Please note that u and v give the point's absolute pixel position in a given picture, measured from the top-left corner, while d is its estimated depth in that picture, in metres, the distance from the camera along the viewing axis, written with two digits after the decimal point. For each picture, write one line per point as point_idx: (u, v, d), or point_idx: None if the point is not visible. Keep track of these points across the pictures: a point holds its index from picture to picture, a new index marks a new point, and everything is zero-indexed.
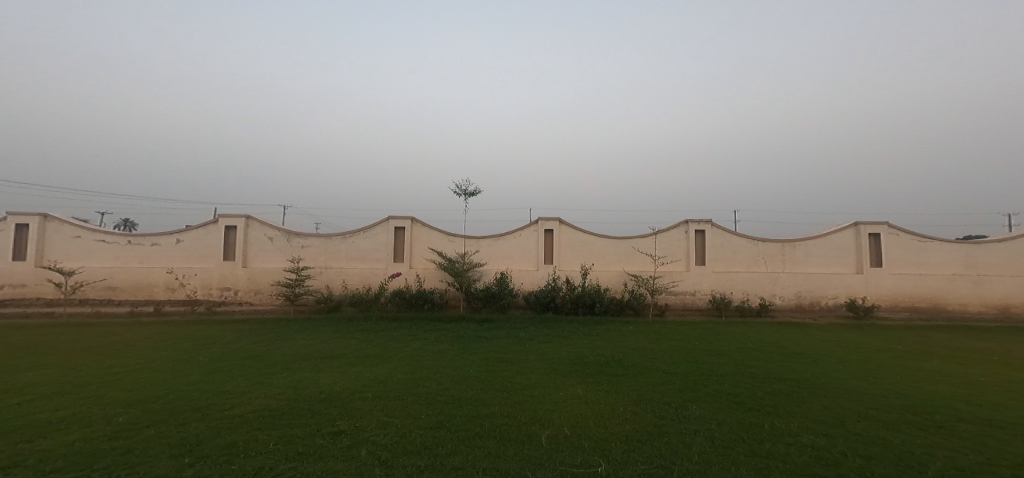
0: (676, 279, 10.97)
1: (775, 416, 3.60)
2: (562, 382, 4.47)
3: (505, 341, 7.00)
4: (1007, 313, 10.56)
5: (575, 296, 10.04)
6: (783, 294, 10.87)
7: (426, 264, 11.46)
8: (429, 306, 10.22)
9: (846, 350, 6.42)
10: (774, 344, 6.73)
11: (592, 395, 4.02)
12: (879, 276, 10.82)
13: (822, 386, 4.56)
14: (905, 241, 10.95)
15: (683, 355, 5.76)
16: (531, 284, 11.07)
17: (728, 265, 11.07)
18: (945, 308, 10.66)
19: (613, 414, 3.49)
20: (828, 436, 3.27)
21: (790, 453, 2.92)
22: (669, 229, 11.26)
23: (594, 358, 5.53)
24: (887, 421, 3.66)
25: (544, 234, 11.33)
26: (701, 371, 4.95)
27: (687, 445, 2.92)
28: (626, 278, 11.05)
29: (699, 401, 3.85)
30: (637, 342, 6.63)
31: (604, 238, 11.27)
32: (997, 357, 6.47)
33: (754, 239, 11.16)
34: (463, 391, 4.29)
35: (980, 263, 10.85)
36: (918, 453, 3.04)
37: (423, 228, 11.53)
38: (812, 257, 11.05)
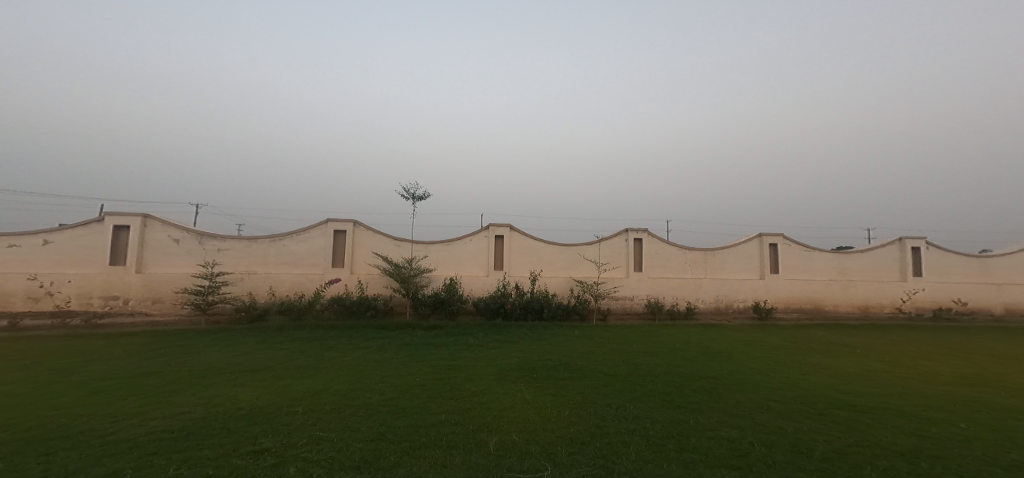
0: (617, 285, 11.60)
1: (699, 412, 3.98)
2: (509, 388, 4.53)
3: (453, 348, 6.90)
4: (867, 312, 12.62)
5: (523, 302, 10.22)
6: (705, 298, 11.97)
7: (369, 270, 10.92)
8: (372, 313, 9.78)
9: (755, 348, 7.26)
10: (700, 344, 7.40)
11: (539, 399, 4.13)
12: (778, 282, 12.37)
13: (738, 382, 5.12)
14: (799, 251, 12.66)
15: (623, 357, 6.12)
16: (479, 290, 11.04)
17: (661, 271, 11.94)
18: (824, 309, 12.46)
19: (559, 417, 3.62)
20: (740, 428, 3.70)
21: (712, 447, 3.25)
22: (611, 238, 11.89)
23: (541, 363, 5.67)
24: (787, 412, 4.22)
25: (495, 240, 11.38)
26: (639, 372, 5.29)
27: (625, 444, 3.13)
28: (572, 284, 11.44)
29: (636, 402, 4.13)
30: (582, 346, 6.91)
31: (551, 245, 11.59)
32: (861, 350, 7.74)
33: (683, 247, 12.18)
34: (407, 400, 4.17)
35: (849, 270, 12.81)
36: (806, 439, 3.55)
37: (367, 231, 11.01)
38: (728, 265, 12.31)
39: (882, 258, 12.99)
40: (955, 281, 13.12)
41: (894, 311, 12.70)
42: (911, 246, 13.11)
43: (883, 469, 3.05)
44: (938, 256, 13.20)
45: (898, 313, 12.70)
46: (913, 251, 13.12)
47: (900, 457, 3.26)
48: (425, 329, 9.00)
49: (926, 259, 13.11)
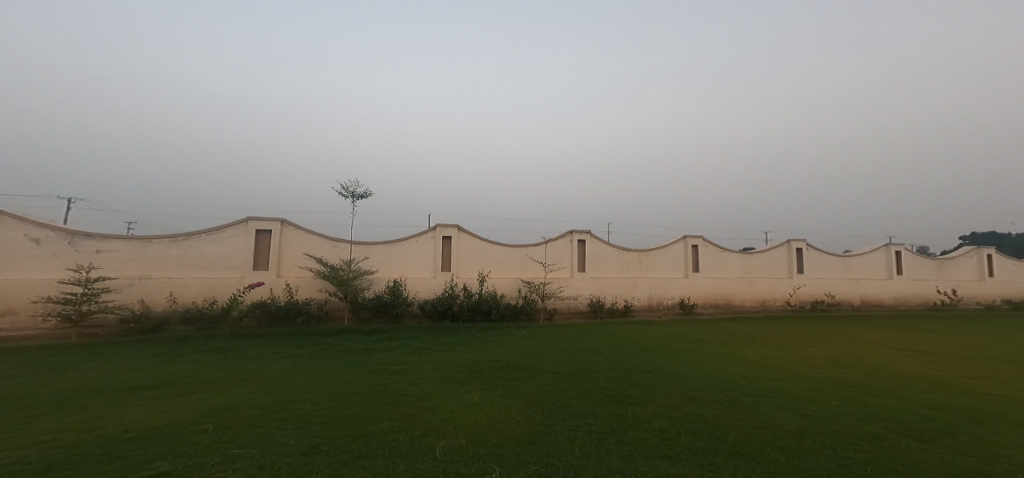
0: (562, 285, 11.90)
1: (636, 405, 4.22)
2: (455, 391, 4.44)
3: (395, 352, 6.61)
4: (765, 306, 14.31)
5: (471, 303, 10.03)
6: (640, 296, 12.75)
7: (300, 273, 10.09)
8: (303, 319, 9.02)
9: (685, 343, 7.88)
10: (637, 340, 7.86)
11: (486, 401, 4.10)
12: (699, 280, 13.59)
13: (669, 375, 5.52)
14: (713, 252, 14.00)
15: (567, 355, 6.30)
16: (425, 292, 10.69)
17: (603, 271, 12.50)
18: (735, 304, 13.94)
19: (505, 418, 3.62)
20: (671, 418, 3.99)
21: (646, 438, 3.46)
22: (557, 239, 12.19)
23: (487, 364, 5.64)
24: (709, 401, 4.64)
25: (442, 241, 11.10)
26: (582, 370, 5.49)
27: (570, 441, 3.23)
28: (520, 285, 11.54)
29: (579, 398, 4.27)
30: (527, 346, 6.98)
31: (498, 246, 11.57)
32: (765, 341, 8.76)
33: (622, 248, 12.86)
34: (343, 409, 3.91)
35: (752, 270, 14.44)
36: (725, 425, 3.93)
37: (299, 231, 10.19)
38: (659, 265, 13.25)
39: (778, 258, 14.88)
40: (830, 278, 15.42)
41: (784, 304, 14.57)
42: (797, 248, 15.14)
43: (784, 447, 3.48)
44: (821, 256, 15.46)
45: (786, 306, 14.56)
46: (799, 253, 15.18)
47: (796, 436, 3.74)
48: (362, 334, 8.51)
49: (811, 259, 15.25)
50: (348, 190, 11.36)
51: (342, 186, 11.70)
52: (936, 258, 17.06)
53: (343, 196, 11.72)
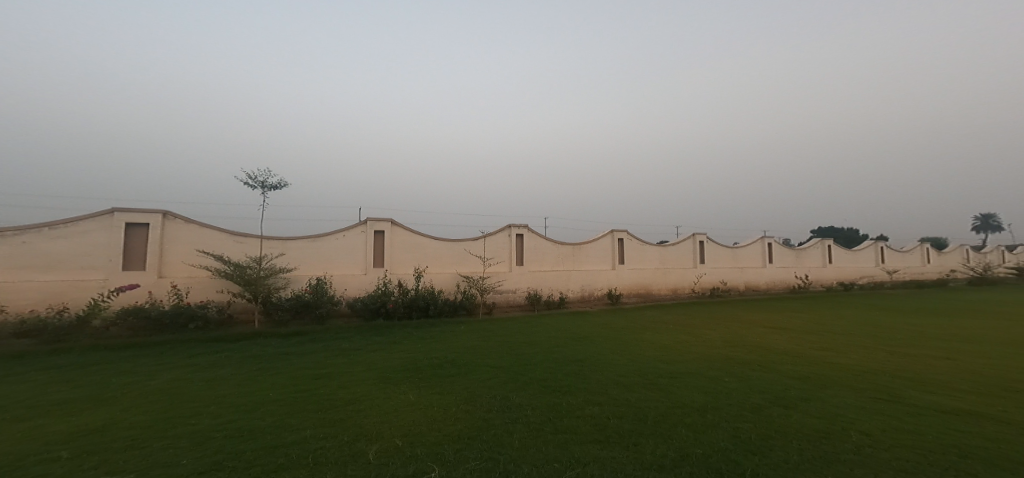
0: (500, 279, 11.90)
1: (570, 394, 4.35)
2: (389, 391, 4.21)
3: (320, 355, 6.11)
4: (677, 293, 15.75)
5: (408, 300, 9.61)
6: (573, 288, 13.24)
7: (194, 273, 8.90)
8: (195, 324, 7.94)
9: (615, 331, 8.33)
10: (571, 331, 8.13)
11: (423, 399, 3.95)
12: (624, 271, 14.49)
13: (598, 363, 5.79)
14: (635, 245, 15.01)
15: (506, 349, 6.32)
16: (356, 290, 10.06)
17: (539, 265, 12.76)
18: (653, 292, 15.12)
19: (442, 416, 3.51)
20: (601, 404, 4.18)
21: (578, 425, 3.58)
22: (495, 233, 12.16)
23: (423, 362, 5.45)
24: (634, 385, 4.95)
25: (375, 236, 10.51)
26: (520, 362, 5.53)
27: (509, 433, 3.23)
28: (458, 280, 11.36)
29: (517, 390, 4.30)
30: (465, 341, 6.86)
31: (436, 241, 11.24)
32: (683, 326, 9.60)
33: (556, 241, 13.23)
34: (252, 420, 3.50)
35: (668, 261, 15.78)
36: (649, 407, 4.21)
37: (194, 226, 9.00)
38: (590, 257, 13.86)
39: (688, 250, 16.45)
40: (725, 267, 17.44)
41: (691, 291, 16.13)
42: (700, 241, 16.78)
43: (694, 424, 3.81)
44: (721, 249, 17.45)
45: (693, 293, 16.14)
46: (701, 245, 16.88)
47: (701, 412, 4.13)
48: (278, 337, 7.75)
49: (711, 251, 17.11)
50: (257, 180, 10.19)
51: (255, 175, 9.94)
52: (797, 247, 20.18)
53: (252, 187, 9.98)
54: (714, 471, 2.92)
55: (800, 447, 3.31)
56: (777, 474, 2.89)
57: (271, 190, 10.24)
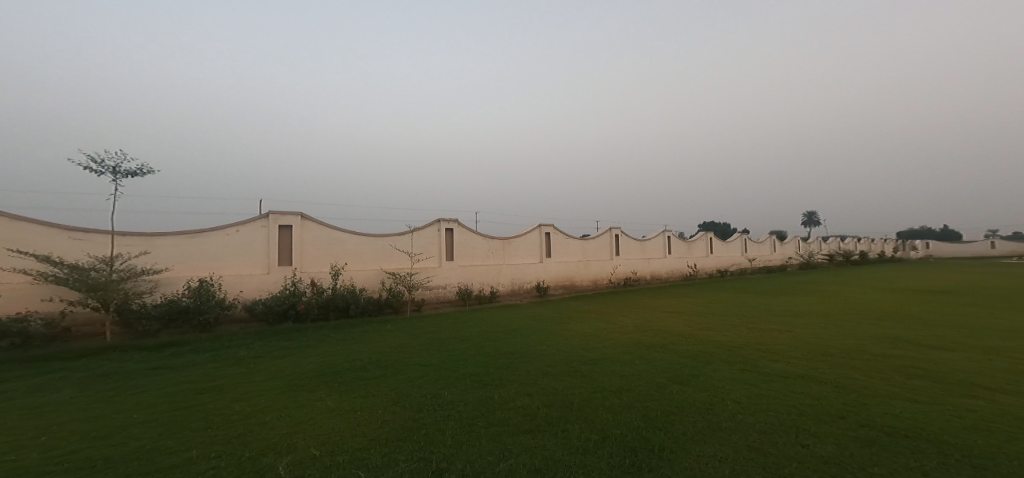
0: (429, 275, 11.54)
1: (501, 387, 4.33)
2: (303, 399, 3.84)
3: (217, 365, 5.40)
4: (598, 283, 16.66)
5: (325, 300, 8.93)
6: (503, 282, 13.33)
7: (7, 278, 7.13)
8: (10, 342, 6.44)
9: (544, 323, 8.51)
10: (502, 324, 8.14)
11: (345, 404, 3.65)
12: (551, 264, 14.92)
13: (528, 354, 5.86)
14: (561, 239, 15.55)
15: (436, 346, 6.12)
16: (254, 291, 9.07)
17: (469, 259, 12.61)
18: (577, 284, 15.81)
19: (367, 420, 3.27)
20: (531, 394, 4.22)
21: (510, 416, 3.57)
22: (423, 228, 11.74)
23: (344, 365, 5.05)
24: (561, 374, 5.08)
25: (281, 232, 9.58)
26: (451, 358, 5.39)
27: (441, 431, 3.11)
28: (383, 277, 10.80)
29: (449, 387, 4.17)
30: (391, 341, 6.52)
31: (356, 236, 10.55)
32: (605, 315, 10.14)
33: (486, 236, 13.18)
34: (110, 448, 2.94)
35: (589, 253, 16.60)
36: (575, 394, 4.33)
37: (6, 219, 7.19)
38: (519, 251, 14.04)
39: (607, 243, 17.45)
40: (635, 258, 18.81)
41: (610, 281, 17.17)
42: (615, 234, 17.88)
43: (613, 406, 4.01)
44: (634, 242, 18.84)
45: (611, 283, 17.18)
46: (617, 239, 18.01)
47: (618, 395, 4.36)
48: (144, 349, 6.69)
49: (625, 244, 18.35)
50: (105, 163, 8.47)
51: (114, 162, 8.42)
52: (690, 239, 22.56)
53: (104, 173, 8.38)
54: (630, 449, 3.08)
55: (693, 420, 3.63)
56: (680, 446, 3.12)
57: (126, 176, 8.75)
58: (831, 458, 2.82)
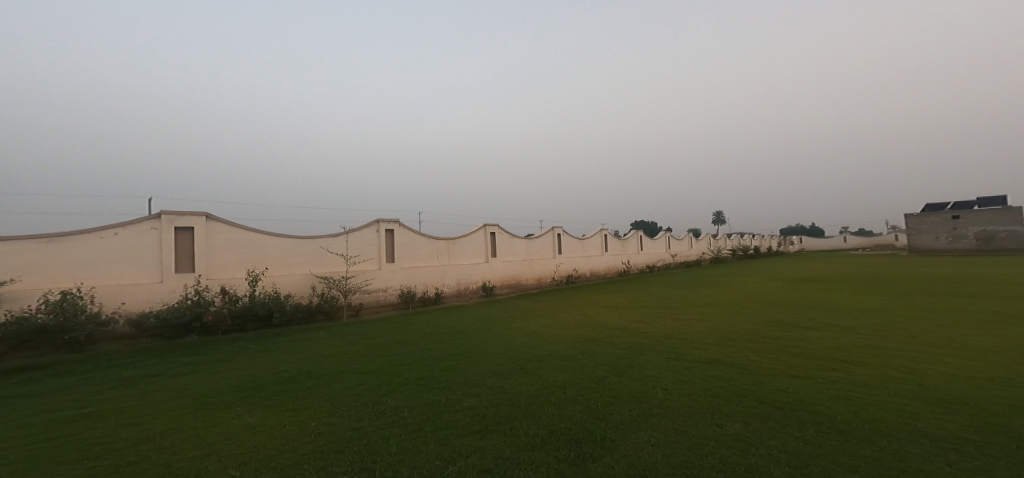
0: (368, 278, 11.07)
1: (448, 389, 4.24)
2: (224, 417, 3.50)
3: (117, 386, 4.79)
4: (542, 281, 16.97)
5: (239, 310, 8.19)
6: (448, 283, 13.14)
7: None
8: None
9: (489, 322, 8.49)
10: (446, 326, 8.00)
11: (271, 419, 3.38)
12: (496, 263, 14.96)
13: (476, 354, 5.81)
14: (506, 238, 15.63)
15: (376, 351, 5.88)
16: (141, 303, 7.81)
17: (412, 260, 12.29)
18: (522, 283, 16.00)
19: (298, 434, 3.04)
20: (478, 395, 4.17)
21: (459, 418, 3.50)
22: (360, 229, 11.22)
23: (269, 378, 4.69)
24: (507, 372, 5.09)
25: (178, 233, 8.36)
26: (394, 363, 5.20)
27: (385, 439, 2.98)
28: (314, 281, 10.20)
29: (392, 393, 4.01)
30: (324, 349, 6.16)
31: (278, 238, 9.78)
32: (549, 312, 10.34)
33: (429, 236, 12.91)
34: None
35: (533, 252, 16.85)
36: (520, 392, 4.35)
37: None
38: (464, 251, 13.91)
39: (550, 242, 17.83)
40: (576, 256, 19.40)
41: (553, 279, 17.56)
42: (558, 233, 18.32)
43: (558, 401, 4.07)
44: (575, 240, 19.44)
45: (554, 281, 17.59)
46: (559, 238, 18.45)
47: (563, 389, 4.44)
48: None
49: (567, 243, 18.88)
50: None
51: None
52: (626, 237, 23.74)
53: None
54: (574, 441, 3.15)
55: (630, 409, 3.79)
56: (619, 435, 3.24)
57: None
58: (739, 435, 3.05)
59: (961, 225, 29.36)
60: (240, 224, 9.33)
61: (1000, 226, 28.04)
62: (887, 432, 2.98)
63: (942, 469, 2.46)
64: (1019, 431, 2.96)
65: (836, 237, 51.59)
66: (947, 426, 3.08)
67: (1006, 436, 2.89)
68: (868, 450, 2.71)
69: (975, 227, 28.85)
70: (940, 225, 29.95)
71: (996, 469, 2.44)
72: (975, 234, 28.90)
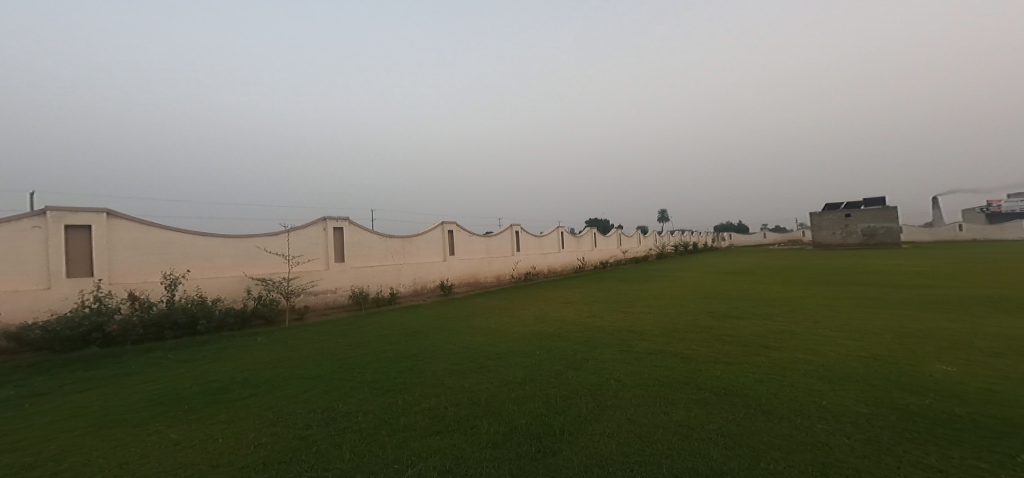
0: (314, 279, 10.60)
1: (404, 391, 4.14)
2: (144, 433, 3.23)
3: (16, 405, 4.32)
4: (500, 279, 17.01)
5: (154, 317, 7.39)
6: (403, 282, 12.85)
7: None
8: None
9: (442, 322, 8.38)
10: (399, 326, 7.82)
11: (199, 433, 3.16)
12: (453, 261, 14.82)
13: (433, 354, 5.72)
14: (464, 236, 15.53)
15: (324, 356, 5.64)
16: (23, 313, 6.77)
17: (364, 260, 11.90)
18: (480, 280, 15.98)
19: (234, 447, 2.86)
20: (437, 395, 4.10)
21: (417, 420, 3.43)
22: (303, 227, 10.67)
23: (196, 389, 4.38)
24: (465, 371, 5.04)
25: (71, 233, 7.33)
26: (345, 367, 5.01)
27: (336, 445, 2.86)
28: (248, 283, 9.48)
29: (343, 398, 3.86)
30: (264, 356, 5.84)
31: (205, 237, 8.96)
32: (504, 309, 10.35)
33: (383, 235, 12.55)
34: None
35: (491, 250, 16.83)
36: (479, 390, 4.33)
37: None
38: (420, 250, 13.65)
39: (508, 239, 17.88)
40: (534, 253, 19.60)
41: (511, 277, 17.64)
42: (516, 231, 18.44)
43: (517, 397, 4.08)
44: (532, 237, 19.62)
45: (513, 278, 17.69)
46: (518, 235, 18.58)
47: (522, 386, 4.47)
48: None
49: (525, 240, 19.01)
50: None
51: None
52: (581, 234, 24.36)
53: None
54: (534, 436, 3.17)
55: (586, 402, 3.87)
56: (577, 427, 3.29)
57: None
58: (684, 421, 3.19)
59: (852, 222, 32.05)
60: (150, 222, 8.33)
61: (882, 224, 30.93)
62: (802, 411, 3.23)
63: (844, 442, 2.69)
64: (902, 403, 3.31)
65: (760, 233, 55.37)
66: (846, 401, 3.39)
67: (892, 407, 3.22)
68: (786, 428, 2.93)
69: (863, 224, 31.53)
70: (835, 222, 32.77)
71: (884, 438, 2.72)
72: (863, 231, 31.60)
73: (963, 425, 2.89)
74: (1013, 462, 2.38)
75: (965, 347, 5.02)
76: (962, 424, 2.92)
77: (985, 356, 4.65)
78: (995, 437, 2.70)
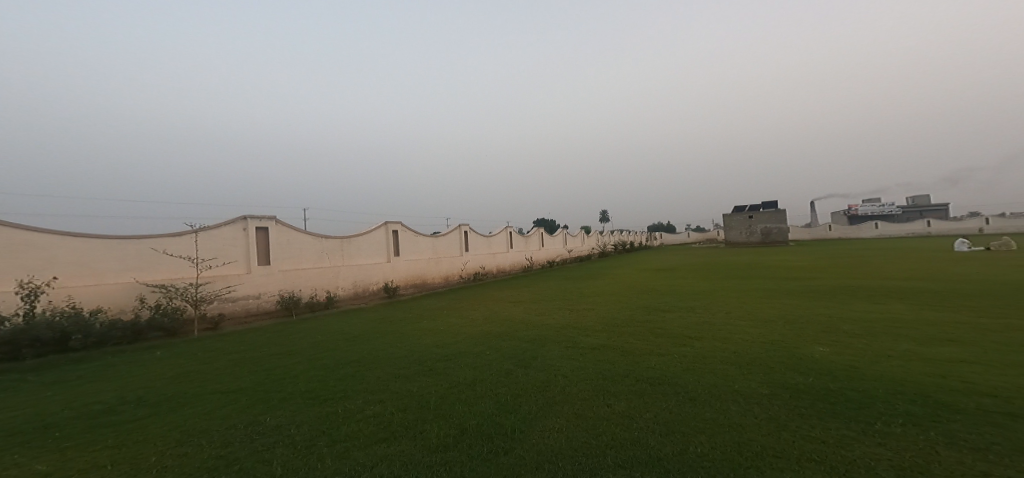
0: (233, 284, 9.88)
1: (345, 398, 3.97)
2: (9, 466, 2.84)
3: None
4: (449, 279, 16.85)
5: (7, 334, 6.40)
6: (343, 285, 12.37)
7: None
8: None
9: (378, 325, 8.12)
10: (334, 332, 7.47)
11: (79, 462, 2.83)
12: (399, 263, 14.47)
13: (378, 359, 5.54)
14: (409, 236, 15.19)
15: (245, 367, 5.26)
16: None
17: (294, 262, 11.29)
18: (427, 281, 15.73)
19: (130, 473, 2.59)
20: (382, 401, 3.96)
21: (361, 428, 3.29)
22: (217, 228, 9.83)
23: (76, 413, 3.92)
24: (411, 374, 4.92)
25: None
26: (274, 378, 4.71)
27: (266, 461, 2.68)
28: (141, 291, 8.53)
29: (273, 410, 3.63)
30: (170, 371, 5.35)
31: (92, 241, 7.98)
32: (445, 310, 10.21)
33: (317, 235, 11.95)
34: None
35: (439, 250, 16.59)
36: (425, 394, 4.23)
37: None
38: (361, 251, 13.17)
39: (456, 238, 17.70)
40: (483, 253, 19.58)
41: (460, 277, 17.52)
42: (464, 231, 18.30)
43: (467, 398, 4.04)
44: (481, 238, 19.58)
45: (461, 278, 17.59)
46: (466, 235, 18.47)
47: (472, 386, 4.43)
48: None
49: (473, 240, 18.91)
50: None
51: None
52: (529, 234, 24.66)
53: None
54: (485, 437, 3.15)
55: (536, 399, 3.90)
56: (527, 425, 3.31)
57: None
58: (624, 412, 3.31)
59: (755, 222, 34.86)
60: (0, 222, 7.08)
61: (776, 224, 34.15)
62: (720, 395, 3.45)
63: (753, 421, 2.91)
64: (791, 382, 3.64)
65: (685, 232, 59.01)
66: (752, 384, 3.67)
67: (785, 387, 3.54)
68: (707, 412, 3.12)
69: (763, 225, 34.48)
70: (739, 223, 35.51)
71: (783, 415, 2.97)
72: (762, 231, 34.62)
73: (836, 399, 3.22)
74: (874, 429, 2.68)
75: (839, 330, 5.63)
76: (837, 397, 3.25)
77: (850, 337, 5.23)
78: (858, 408, 3.04)
